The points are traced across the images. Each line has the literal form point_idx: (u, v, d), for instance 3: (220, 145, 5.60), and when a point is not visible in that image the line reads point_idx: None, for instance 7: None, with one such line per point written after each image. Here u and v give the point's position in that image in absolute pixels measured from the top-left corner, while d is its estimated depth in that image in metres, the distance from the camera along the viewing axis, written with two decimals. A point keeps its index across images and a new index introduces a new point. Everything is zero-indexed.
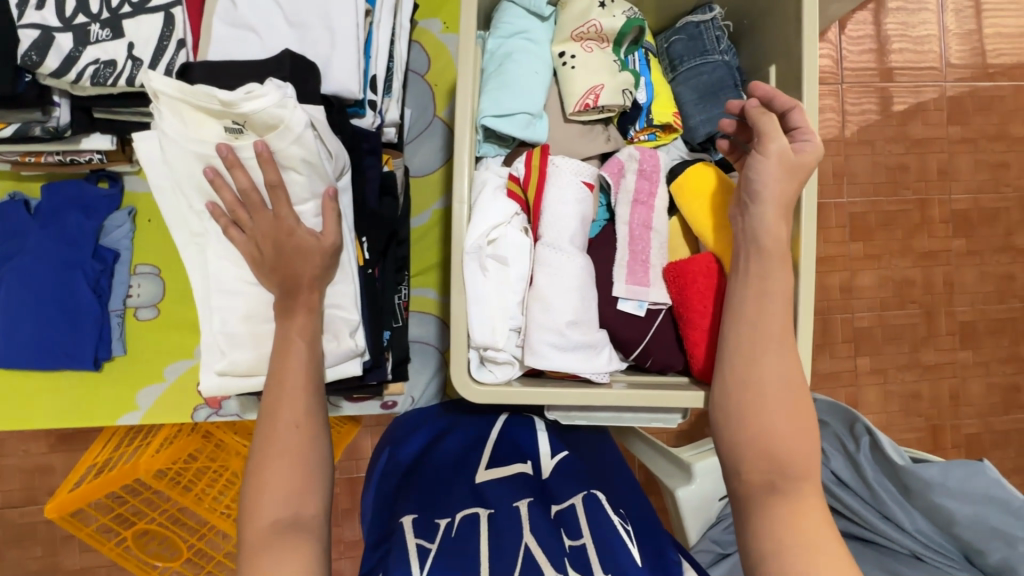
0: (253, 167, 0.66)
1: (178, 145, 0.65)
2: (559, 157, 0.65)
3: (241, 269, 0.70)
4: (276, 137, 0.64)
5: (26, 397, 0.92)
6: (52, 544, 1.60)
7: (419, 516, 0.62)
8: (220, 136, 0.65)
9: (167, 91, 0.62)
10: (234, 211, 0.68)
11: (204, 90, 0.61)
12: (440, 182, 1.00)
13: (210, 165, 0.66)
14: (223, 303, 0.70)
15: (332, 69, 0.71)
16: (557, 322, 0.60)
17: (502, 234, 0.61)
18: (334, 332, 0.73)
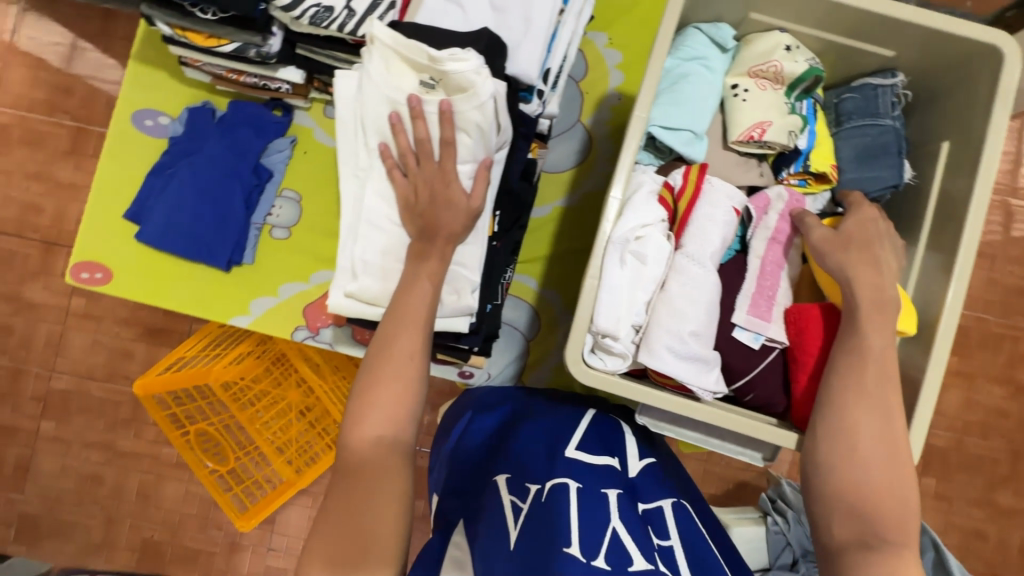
0: (433, 121, 0.73)
1: (375, 86, 0.73)
2: (715, 178, 0.67)
3: (390, 209, 0.77)
4: (463, 99, 0.71)
5: (162, 278, 1.02)
6: (114, 421, 1.76)
7: (513, 477, 0.67)
8: (415, 86, 0.73)
9: (385, 39, 0.71)
10: (404, 157, 0.75)
11: (417, 45, 0.70)
12: (567, 182, 1.05)
13: (395, 110, 0.73)
14: (370, 237, 0.77)
15: (518, 53, 0.77)
16: (680, 329, 0.62)
17: (648, 234, 0.64)
18: (457, 289, 0.77)
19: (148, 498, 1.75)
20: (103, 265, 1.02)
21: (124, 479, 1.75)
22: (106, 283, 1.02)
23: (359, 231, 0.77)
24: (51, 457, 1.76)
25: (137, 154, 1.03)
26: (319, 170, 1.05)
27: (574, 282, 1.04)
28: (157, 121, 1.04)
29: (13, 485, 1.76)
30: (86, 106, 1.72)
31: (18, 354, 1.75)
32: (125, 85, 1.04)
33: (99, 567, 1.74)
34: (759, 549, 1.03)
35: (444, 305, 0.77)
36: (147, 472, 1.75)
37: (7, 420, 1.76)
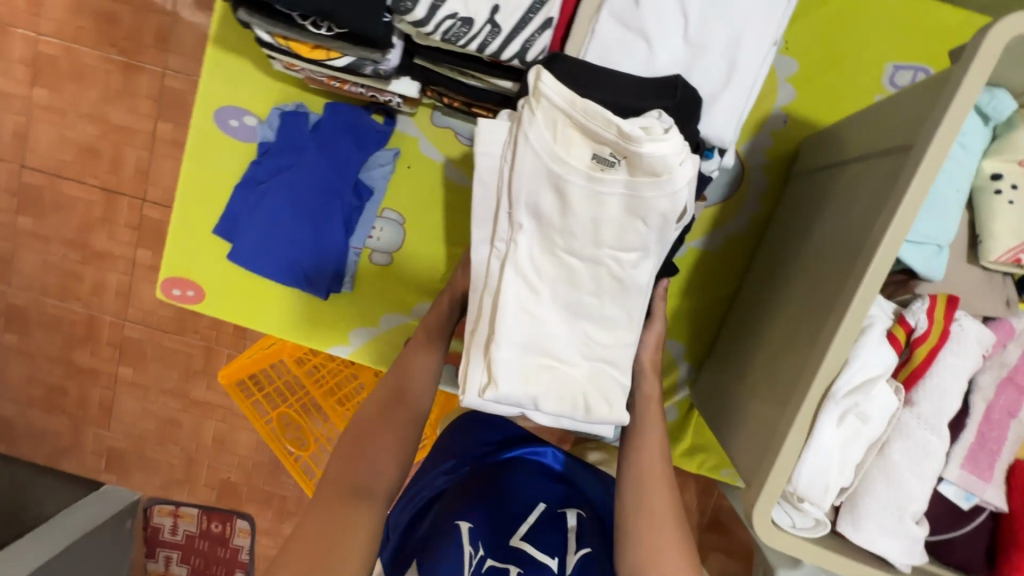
0: (607, 200, 0.59)
1: (537, 156, 0.59)
2: (964, 315, 0.54)
3: (535, 292, 0.62)
4: (652, 181, 0.57)
5: (255, 299, 0.96)
6: (187, 372, 1.57)
7: (474, 528, 0.70)
8: (587, 160, 0.59)
9: (559, 99, 0.57)
10: (562, 234, 0.61)
11: (600, 112, 0.56)
12: (707, 223, 0.91)
13: (557, 186, 0.59)
14: (512, 325, 0.61)
15: (710, 111, 0.61)
16: (898, 504, 0.53)
17: (875, 390, 0.52)
18: (610, 397, 0.64)
19: (224, 445, 1.60)
20: (193, 283, 0.95)
21: (199, 426, 1.60)
22: (198, 302, 0.96)
23: (494, 319, 0.62)
24: (132, 398, 1.61)
25: (225, 161, 0.92)
26: (425, 190, 0.92)
27: (702, 336, 0.94)
28: (242, 122, 0.90)
29: (100, 422, 1.62)
30: (136, 40, 1.37)
31: (93, 301, 1.55)
32: (203, 77, 0.89)
33: (185, 497, 1.64)
34: None
35: (595, 416, 0.63)
36: (221, 420, 1.59)
37: (86, 361, 1.58)
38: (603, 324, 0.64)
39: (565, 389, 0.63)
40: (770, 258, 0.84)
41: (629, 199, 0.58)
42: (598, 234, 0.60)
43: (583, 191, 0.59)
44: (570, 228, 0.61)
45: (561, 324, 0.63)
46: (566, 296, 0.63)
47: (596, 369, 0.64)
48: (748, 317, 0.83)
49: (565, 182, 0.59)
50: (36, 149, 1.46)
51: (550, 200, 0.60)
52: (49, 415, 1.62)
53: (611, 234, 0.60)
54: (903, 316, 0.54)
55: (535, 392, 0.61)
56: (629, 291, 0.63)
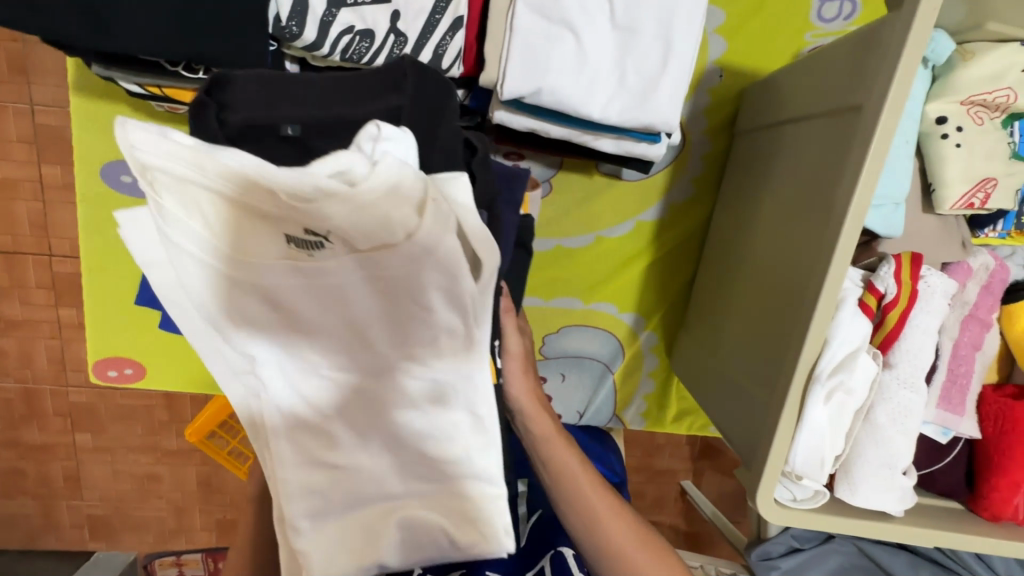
0: (337, 266, 0.31)
1: (205, 251, 0.33)
2: (929, 270, 0.54)
3: (326, 435, 0.39)
4: (386, 255, 0.30)
5: (203, 363, 0.88)
6: (153, 426, 1.42)
7: None
8: (277, 232, 0.31)
9: (168, 167, 0.30)
10: (305, 349, 0.36)
11: (242, 169, 0.29)
12: (660, 190, 0.88)
13: (257, 285, 0.33)
14: (298, 497, 0.40)
15: (648, 96, 0.57)
16: (889, 462, 0.55)
17: (853, 362, 0.53)
18: (472, 534, 0.40)
19: (211, 486, 1.49)
20: (128, 360, 0.86)
21: (181, 475, 1.47)
22: (140, 378, 0.88)
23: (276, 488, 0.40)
24: (99, 465, 1.45)
25: (132, 223, 0.82)
26: None
27: (672, 307, 0.93)
28: (135, 177, 0.79)
29: (70, 494, 1.47)
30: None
31: (23, 374, 1.34)
32: (73, 134, 0.77)
33: (184, 546, 1.54)
34: None
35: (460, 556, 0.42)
36: (201, 466, 1.47)
37: (35, 439, 1.40)
38: (432, 442, 0.38)
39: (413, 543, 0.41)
40: (730, 221, 0.83)
41: (373, 270, 0.31)
42: (359, 336, 0.34)
43: (288, 278, 0.32)
44: (313, 338, 0.35)
45: (373, 459, 0.39)
46: (363, 427, 0.38)
47: (444, 497, 0.40)
48: (720, 290, 0.82)
49: (261, 276, 0.33)
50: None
51: (254, 307, 0.34)
52: (12, 499, 1.46)
53: (378, 327, 0.33)
54: (873, 280, 0.54)
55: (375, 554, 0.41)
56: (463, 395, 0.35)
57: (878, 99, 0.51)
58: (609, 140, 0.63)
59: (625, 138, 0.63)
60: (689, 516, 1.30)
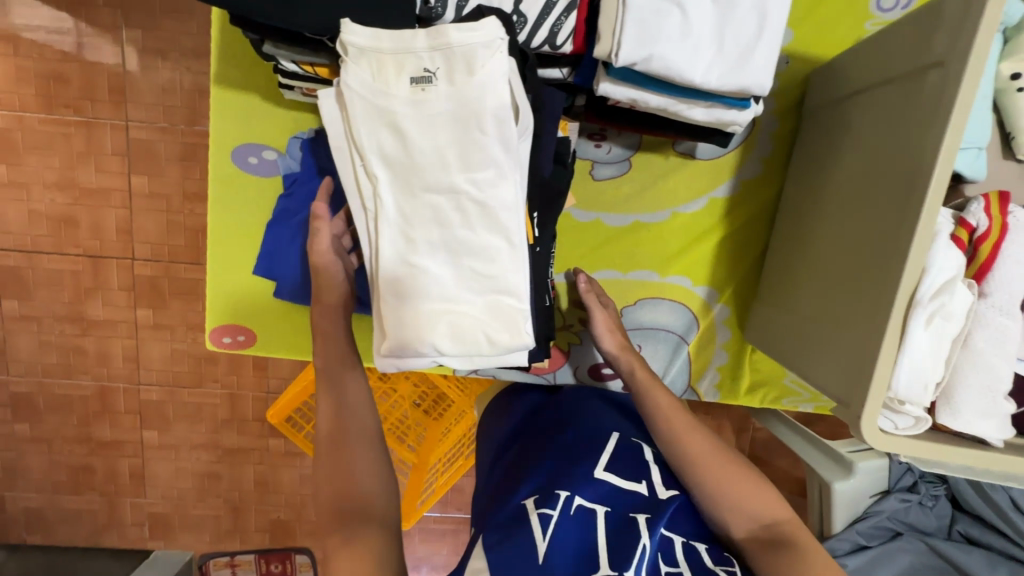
0: (439, 121, 0.66)
1: (369, 100, 0.66)
2: (1017, 207, 0.59)
3: (417, 228, 0.70)
4: (469, 85, 0.65)
5: (306, 328, 0.96)
6: (216, 424, 1.48)
7: (540, 494, 0.67)
8: (408, 85, 0.66)
9: (364, 40, 0.63)
10: (410, 167, 0.68)
11: (405, 39, 0.64)
12: (730, 168, 0.94)
13: (393, 124, 0.67)
14: (390, 270, 0.71)
15: (744, 62, 0.64)
16: (991, 387, 0.58)
17: (953, 289, 0.57)
18: (504, 314, 0.70)
19: (268, 486, 1.53)
20: (242, 327, 0.95)
21: (240, 474, 1.52)
22: (250, 344, 0.96)
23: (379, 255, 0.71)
24: (163, 462, 1.51)
25: (250, 200, 0.91)
26: None
27: (743, 281, 0.98)
28: (260, 158, 0.89)
29: (134, 491, 1.52)
30: (90, 95, 1.26)
31: (101, 372, 1.43)
32: (212, 117, 0.88)
33: (238, 547, 1.56)
34: (882, 479, 1.08)
35: (496, 343, 0.70)
36: (260, 464, 1.51)
37: (106, 434, 1.47)
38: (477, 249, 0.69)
39: (457, 324, 0.70)
40: (800, 194, 0.88)
41: (461, 109, 0.66)
42: (445, 161, 0.67)
43: (413, 118, 0.66)
44: (416, 160, 0.67)
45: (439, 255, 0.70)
46: (434, 229, 0.69)
47: (486, 290, 0.70)
48: (795, 258, 0.86)
49: (398, 116, 0.66)
50: (5, 229, 1.33)
51: (387, 136, 0.67)
52: (79, 496, 1.51)
53: (456, 158, 0.67)
54: (966, 217, 0.59)
55: (422, 330, 0.69)
56: (491, 212, 0.69)
57: (961, 52, 0.57)
58: (701, 109, 0.70)
59: (717, 105, 0.70)
60: None
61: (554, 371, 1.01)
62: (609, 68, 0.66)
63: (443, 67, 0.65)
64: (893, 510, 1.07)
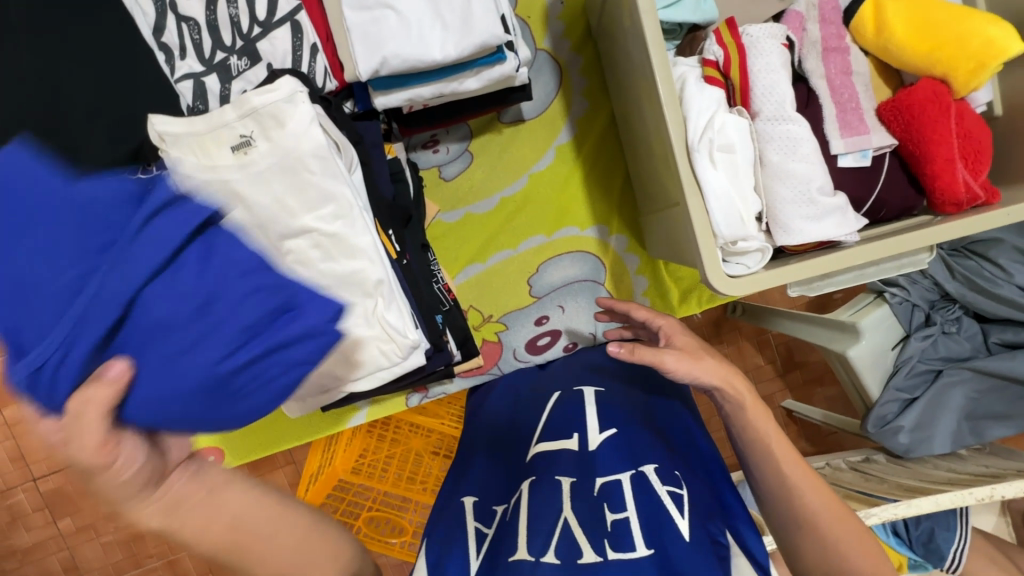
0: (269, 174, 0.64)
1: (196, 179, 0.64)
2: (748, 27, 0.61)
3: None
4: (284, 133, 0.63)
5: (259, 427, 1.00)
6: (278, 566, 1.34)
7: (479, 501, 0.70)
8: (228, 154, 0.64)
9: (177, 128, 0.63)
10: (260, 226, 0.67)
11: (215, 113, 0.63)
12: (560, 114, 0.98)
13: (229, 191, 0.65)
14: None
15: (471, 23, 0.69)
16: (807, 191, 0.58)
17: (723, 121, 0.58)
18: (394, 329, 0.71)
19: None
20: (208, 448, 0.99)
21: None
22: (220, 461, 1.00)
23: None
24: None
25: None
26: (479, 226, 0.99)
27: (621, 205, 1.00)
28: None
29: None
30: None
31: (165, 551, 1.32)
32: None
33: None
34: (893, 325, 0.98)
35: (391, 357, 0.71)
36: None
37: None
38: (347, 280, 0.69)
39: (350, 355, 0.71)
40: (622, 105, 0.92)
41: (286, 158, 0.64)
42: (287, 208, 0.66)
43: (245, 181, 0.64)
44: (261, 216, 0.66)
45: None
46: None
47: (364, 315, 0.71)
48: (642, 162, 0.89)
49: (227, 184, 0.64)
50: (33, 458, 1.25)
51: (229, 205, 0.66)
52: None
53: (297, 202, 0.66)
54: (708, 55, 0.61)
55: None
56: (345, 243, 0.68)
57: None
58: (471, 78, 0.75)
59: (481, 69, 0.74)
60: (808, 434, 1.36)
61: (495, 366, 1.00)
62: (367, 83, 0.73)
63: (256, 128, 0.64)
64: (923, 351, 0.98)
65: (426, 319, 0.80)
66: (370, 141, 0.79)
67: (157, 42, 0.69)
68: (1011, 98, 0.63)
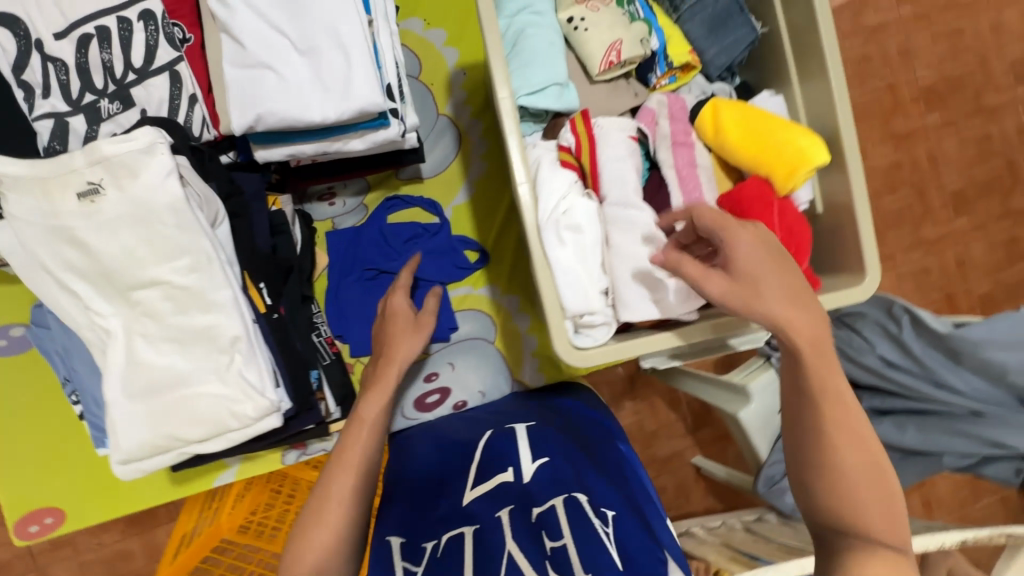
0: (119, 224, 0.62)
1: (34, 224, 0.61)
2: (600, 119, 0.67)
3: (136, 333, 0.66)
4: (138, 184, 0.62)
5: (117, 484, 0.92)
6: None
7: (406, 540, 0.65)
8: (73, 200, 0.61)
9: (19, 171, 0.61)
10: (105, 275, 0.64)
11: (64, 158, 0.61)
12: (458, 175, 1.01)
13: (70, 237, 0.62)
14: (119, 383, 0.66)
15: (352, 89, 0.70)
16: (646, 270, 0.63)
17: (570, 203, 0.63)
18: (248, 389, 0.68)
19: None
20: (50, 509, 0.90)
21: None
22: (62, 523, 0.91)
23: (106, 366, 0.66)
24: None
25: (13, 380, 0.89)
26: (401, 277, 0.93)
27: (516, 265, 1.03)
28: (10, 338, 0.89)
29: None
30: None
31: None
32: None
33: None
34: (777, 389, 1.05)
35: (242, 417, 0.68)
36: None
37: None
38: (199, 334, 0.67)
39: (198, 414, 0.67)
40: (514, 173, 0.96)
41: (137, 208, 0.62)
42: (135, 258, 0.63)
43: (90, 228, 0.62)
44: (106, 265, 0.63)
45: (161, 353, 0.67)
46: (148, 328, 0.66)
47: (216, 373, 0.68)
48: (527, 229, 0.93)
49: (68, 231, 0.62)
50: None
51: (71, 251, 0.63)
52: None
53: (148, 253, 0.64)
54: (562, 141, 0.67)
55: (168, 428, 0.67)
56: (199, 297, 0.66)
57: None
58: (356, 140, 0.77)
59: (365, 132, 0.76)
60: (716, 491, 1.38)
61: None
62: (247, 137, 0.73)
63: (107, 176, 0.62)
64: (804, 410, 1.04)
65: (292, 376, 0.77)
66: (250, 194, 0.78)
67: (16, 79, 0.67)
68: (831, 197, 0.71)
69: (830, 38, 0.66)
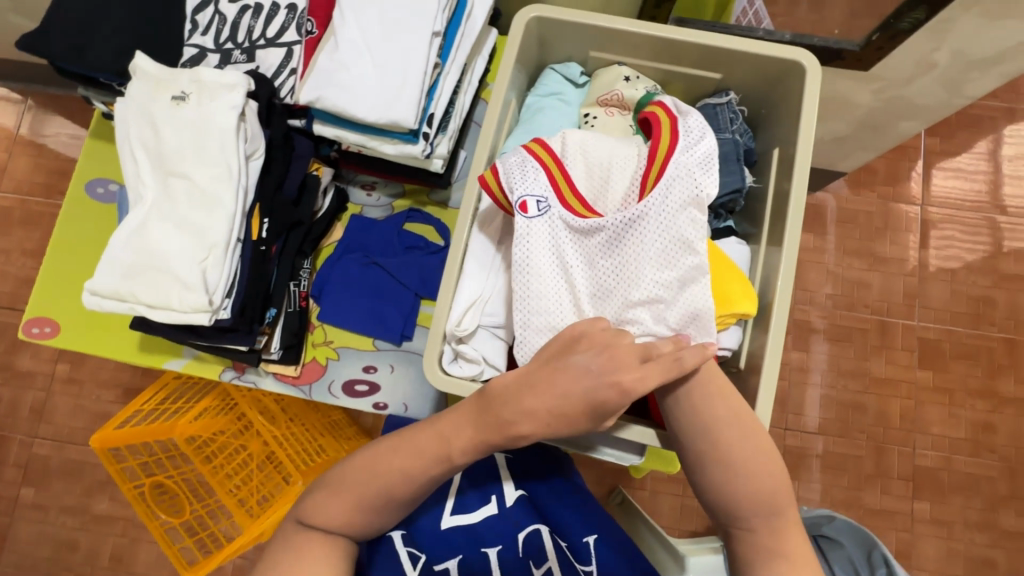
0: (183, 124, 0.83)
1: (134, 104, 0.84)
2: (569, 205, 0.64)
3: (150, 204, 0.84)
4: (209, 104, 0.83)
5: (103, 330, 1.09)
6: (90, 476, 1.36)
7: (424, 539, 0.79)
8: (167, 100, 0.84)
9: (146, 66, 0.85)
10: (156, 155, 0.84)
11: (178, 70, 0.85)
12: None
13: (151, 122, 0.84)
14: (120, 237, 0.83)
15: (396, 103, 0.86)
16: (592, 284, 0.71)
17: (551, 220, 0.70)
18: (199, 284, 0.82)
19: None
20: (51, 319, 1.09)
21: None
22: (53, 337, 1.08)
23: (124, 220, 0.84)
24: None
25: (90, 217, 1.13)
26: (427, 263, 1.08)
27: None
28: (108, 189, 1.13)
29: None
30: None
31: None
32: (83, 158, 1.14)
33: None
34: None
35: (183, 302, 0.81)
36: None
37: None
38: (189, 224, 0.83)
39: (157, 285, 0.82)
40: None
41: (203, 119, 0.83)
42: (181, 151, 0.83)
43: (167, 121, 0.83)
44: (161, 149, 0.84)
45: (156, 226, 0.83)
46: (160, 206, 0.84)
47: (182, 259, 0.82)
48: None
49: (151, 116, 0.84)
50: None
51: (145, 130, 0.84)
52: None
53: (191, 152, 0.83)
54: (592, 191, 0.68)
55: (131, 284, 0.82)
56: (206, 200, 0.83)
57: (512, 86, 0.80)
58: (389, 145, 0.92)
59: (398, 141, 0.92)
60: None
61: (307, 384, 1.05)
62: (311, 111, 0.91)
63: (196, 92, 0.84)
64: None
65: (244, 297, 0.90)
66: (297, 152, 0.97)
67: (192, 17, 0.93)
68: (753, 354, 0.72)
69: (796, 209, 0.69)
